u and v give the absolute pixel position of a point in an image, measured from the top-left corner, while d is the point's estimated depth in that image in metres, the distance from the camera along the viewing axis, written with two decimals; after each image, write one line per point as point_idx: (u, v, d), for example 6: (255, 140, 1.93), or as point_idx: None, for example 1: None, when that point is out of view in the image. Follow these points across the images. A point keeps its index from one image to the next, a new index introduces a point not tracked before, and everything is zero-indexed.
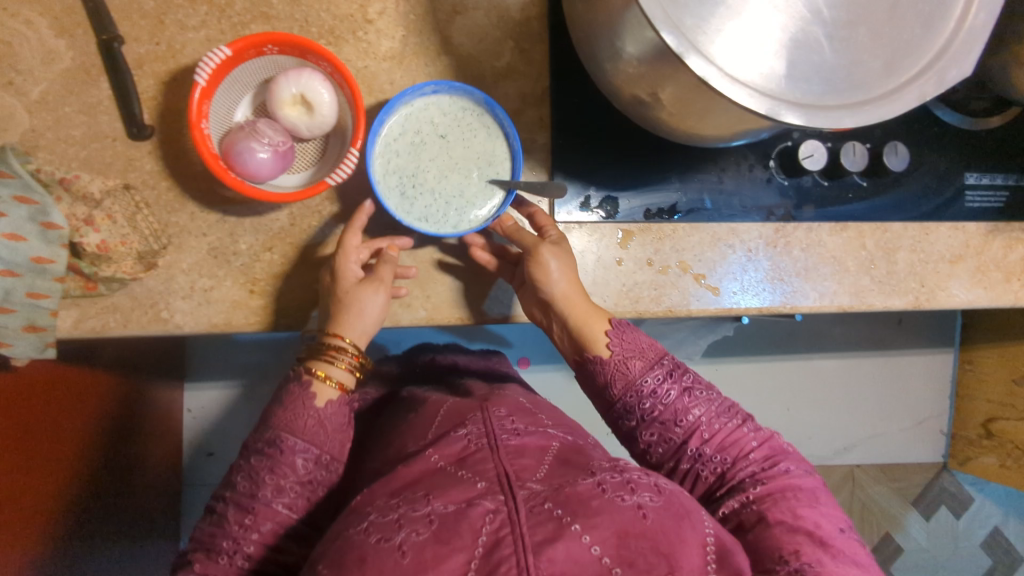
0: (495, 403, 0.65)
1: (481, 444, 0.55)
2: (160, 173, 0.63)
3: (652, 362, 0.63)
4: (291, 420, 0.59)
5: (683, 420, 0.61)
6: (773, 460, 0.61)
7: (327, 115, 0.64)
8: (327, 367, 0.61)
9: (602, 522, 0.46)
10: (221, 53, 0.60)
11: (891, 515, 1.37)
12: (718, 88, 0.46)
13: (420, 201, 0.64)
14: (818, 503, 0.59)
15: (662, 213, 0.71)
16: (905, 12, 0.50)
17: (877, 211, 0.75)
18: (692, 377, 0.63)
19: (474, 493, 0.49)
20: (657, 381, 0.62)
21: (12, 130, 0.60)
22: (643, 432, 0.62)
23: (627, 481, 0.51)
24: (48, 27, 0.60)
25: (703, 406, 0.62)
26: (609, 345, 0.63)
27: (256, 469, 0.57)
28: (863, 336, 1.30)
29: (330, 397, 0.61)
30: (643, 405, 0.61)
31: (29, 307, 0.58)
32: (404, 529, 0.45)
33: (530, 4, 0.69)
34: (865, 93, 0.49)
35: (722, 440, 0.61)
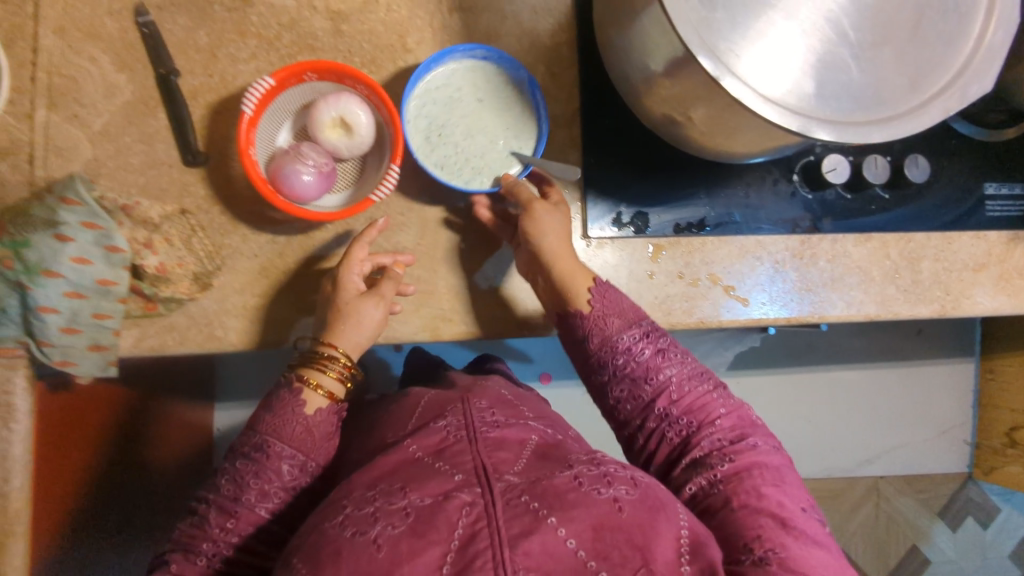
0: (475, 395, 0.64)
1: (459, 435, 0.55)
2: (213, 197, 0.65)
3: (631, 322, 0.64)
4: (278, 426, 0.59)
5: (655, 379, 0.62)
6: (740, 433, 0.62)
7: (366, 136, 0.64)
8: (319, 376, 0.62)
9: (578, 515, 0.47)
10: (264, 83, 0.60)
11: (918, 527, 1.38)
12: (752, 108, 0.49)
13: (441, 149, 0.67)
14: (783, 482, 0.59)
15: (691, 227, 0.74)
16: (927, 32, 0.52)
17: (900, 222, 0.78)
18: (669, 340, 0.65)
19: (451, 485, 0.49)
20: (633, 340, 0.63)
21: (76, 160, 0.63)
22: (614, 388, 0.64)
23: (603, 474, 0.51)
24: (110, 63, 0.64)
25: (677, 368, 0.63)
26: (590, 300, 0.64)
27: (242, 474, 0.58)
28: (885, 346, 1.31)
29: (319, 405, 0.61)
30: (616, 360, 0.63)
31: (95, 328, 0.62)
32: (379, 523, 0.45)
33: (559, 31, 0.72)
34: (892, 109, 0.51)
35: (690, 403, 0.62)
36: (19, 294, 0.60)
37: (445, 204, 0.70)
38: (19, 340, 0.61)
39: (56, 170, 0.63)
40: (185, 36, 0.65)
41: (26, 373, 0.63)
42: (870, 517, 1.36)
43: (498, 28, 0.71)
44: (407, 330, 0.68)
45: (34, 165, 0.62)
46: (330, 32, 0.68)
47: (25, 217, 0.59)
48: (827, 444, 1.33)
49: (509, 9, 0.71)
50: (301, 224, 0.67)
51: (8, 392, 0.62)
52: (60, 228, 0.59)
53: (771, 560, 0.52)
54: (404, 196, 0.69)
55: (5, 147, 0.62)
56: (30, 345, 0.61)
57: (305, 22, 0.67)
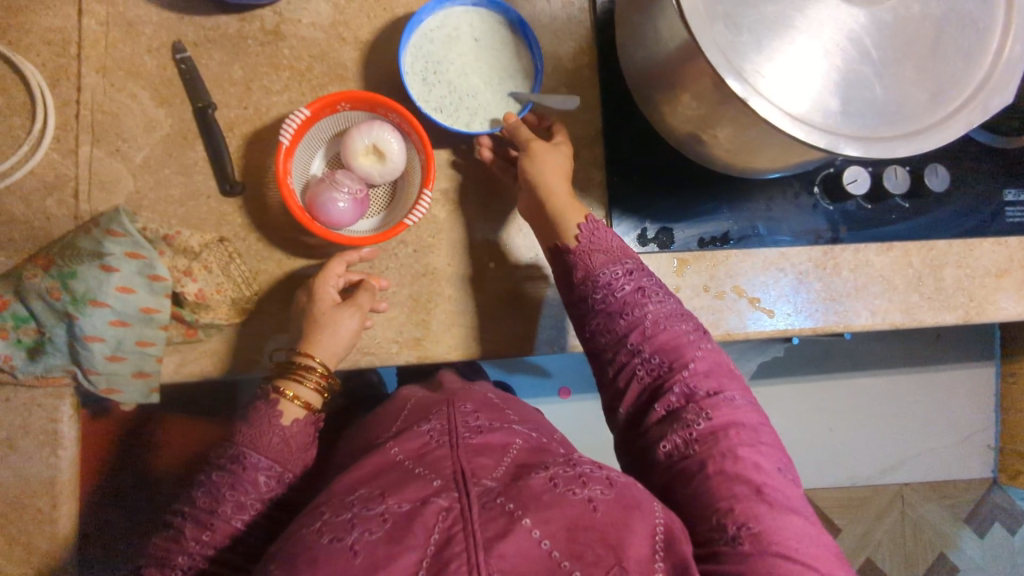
0: (462, 398, 0.64)
1: (441, 441, 0.54)
2: (250, 224, 0.67)
3: (616, 259, 0.64)
4: (256, 437, 0.58)
5: (631, 315, 0.62)
6: (718, 388, 0.60)
7: (398, 162, 0.66)
8: (295, 386, 0.62)
9: (552, 516, 0.46)
10: (301, 114, 0.62)
11: (944, 534, 1.38)
12: (781, 127, 0.50)
13: (437, 90, 0.68)
14: (758, 441, 0.58)
15: (715, 242, 0.75)
16: (947, 47, 0.54)
17: (920, 230, 0.78)
18: (652, 281, 0.64)
19: (429, 491, 0.48)
20: (614, 276, 0.63)
21: (118, 192, 0.65)
22: (592, 320, 0.64)
23: (579, 475, 0.51)
24: (150, 99, 0.66)
25: (655, 307, 0.62)
26: (577, 236, 0.65)
27: (218, 486, 0.56)
28: (905, 352, 1.31)
29: (296, 415, 0.61)
30: (595, 295, 0.63)
31: (138, 355, 0.63)
32: (357, 529, 0.44)
33: (581, 54, 0.74)
34: (916, 124, 0.53)
35: (664, 342, 0.61)
36: (66, 324, 0.61)
37: (474, 225, 0.71)
38: (66, 369, 0.63)
39: (99, 204, 0.65)
40: (220, 71, 0.68)
41: (72, 401, 0.64)
42: (895, 525, 1.35)
43: None
44: (440, 349, 0.69)
45: (79, 199, 0.64)
46: (359, 62, 0.70)
47: (71, 248, 0.61)
48: (850, 452, 1.32)
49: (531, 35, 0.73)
50: (335, 249, 0.68)
51: (56, 420, 0.64)
52: (105, 259, 0.61)
53: (743, 538, 0.51)
54: (434, 218, 0.70)
55: (51, 183, 0.64)
56: (77, 374, 0.63)
57: (336, 53, 0.70)
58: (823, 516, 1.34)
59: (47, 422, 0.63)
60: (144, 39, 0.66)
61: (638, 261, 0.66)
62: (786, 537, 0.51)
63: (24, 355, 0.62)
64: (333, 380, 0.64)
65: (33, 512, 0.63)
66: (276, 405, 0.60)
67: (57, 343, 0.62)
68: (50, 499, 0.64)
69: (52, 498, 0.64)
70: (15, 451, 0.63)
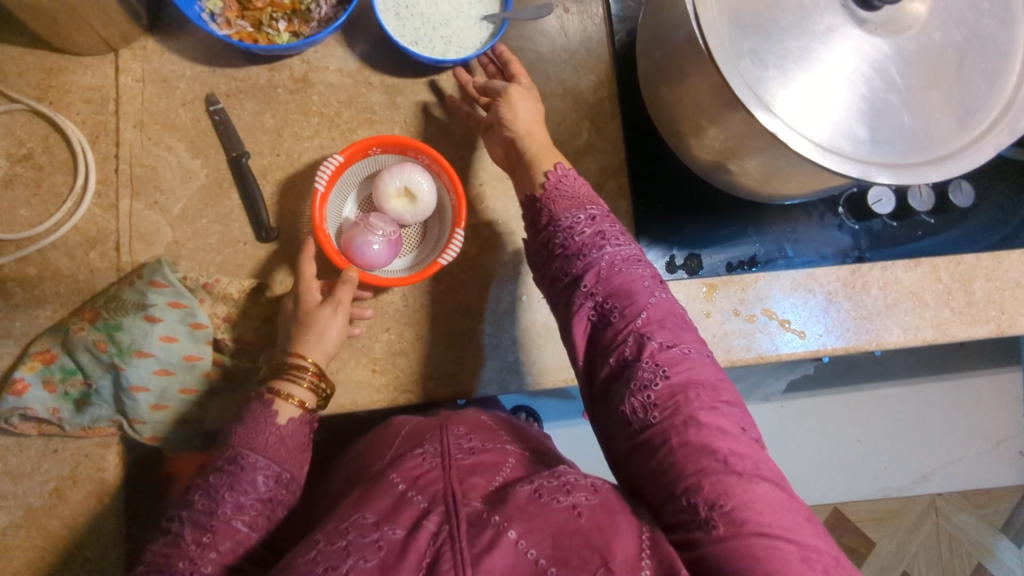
0: (455, 421, 0.59)
1: (433, 463, 0.50)
2: (286, 268, 0.68)
3: (578, 204, 0.60)
4: (251, 435, 0.54)
5: (587, 258, 0.57)
6: (677, 340, 0.53)
7: (429, 203, 0.67)
8: (290, 386, 0.59)
9: (538, 524, 0.43)
10: (335, 160, 0.65)
11: (982, 544, 1.35)
12: (812, 158, 0.51)
13: (411, 23, 0.70)
14: (721, 400, 0.51)
15: (742, 265, 0.75)
16: (971, 71, 0.54)
17: (947, 245, 0.78)
18: (615, 228, 0.59)
19: (419, 512, 0.45)
20: (573, 219, 0.58)
21: (158, 243, 0.67)
22: (552, 267, 0.59)
23: (564, 483, 0.48)
24: (186, 151, 0.68)
25: (614, 251, 0.57)
26: (543, 184, 0.61)
27: (217, 486, 0.51)
28: (933, 362, 1.29)
29: (291, 415, 0.57)
30: (554, 240, 0.59)
31: (181, 402, 0.65)
32: (351, 557, 0.41)
33: (601, 86, 0.76)
34: (945, 149, 0.53)
35: (619, 287, 0.55)
36: (111, 376, 0.63)
37: (505, 259, 0.72)
38: (112, 420, 0.64)
39: (140, 255, 0.66)
40: (253, 120, 0.70)
41: (118, 449, 0.65)
42: (931, 536, 1.33)
43: (542, 89, 0.74)
44: (476, 384, 0.69)
45: (121, 251, 0.66)
46: (387, 105, 0.72)
47: (115, 301, 0.62)
48: (883, 464, 1.30)
49: (552, 70, 0.75)
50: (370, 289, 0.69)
51: (102, 469, 0.64)
52: (149, 309, 0.62)
53: (715, 518, 0.46)
54: (464, 255, 0.71)
55: (94, 237, 0.66)
56: (124, 425, 0.64)
57: (364, 97, 0.72)
58: (858, 530, 1.32)
59: (94, 472, 0.64)
60: (179, 92, 0.69)
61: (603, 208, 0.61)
62: (756, 512, 0.45)
63: (71, 407, 0.63)
64: (330, 387, 0.61)
65: (83, 562, 0.64)
66: (270, 404, 0.57)
67: (106, 395, 0.63)
68: (99, 550, 0.64)
69: (101, 548, 0.64)
70: (63, 501, 0.63)
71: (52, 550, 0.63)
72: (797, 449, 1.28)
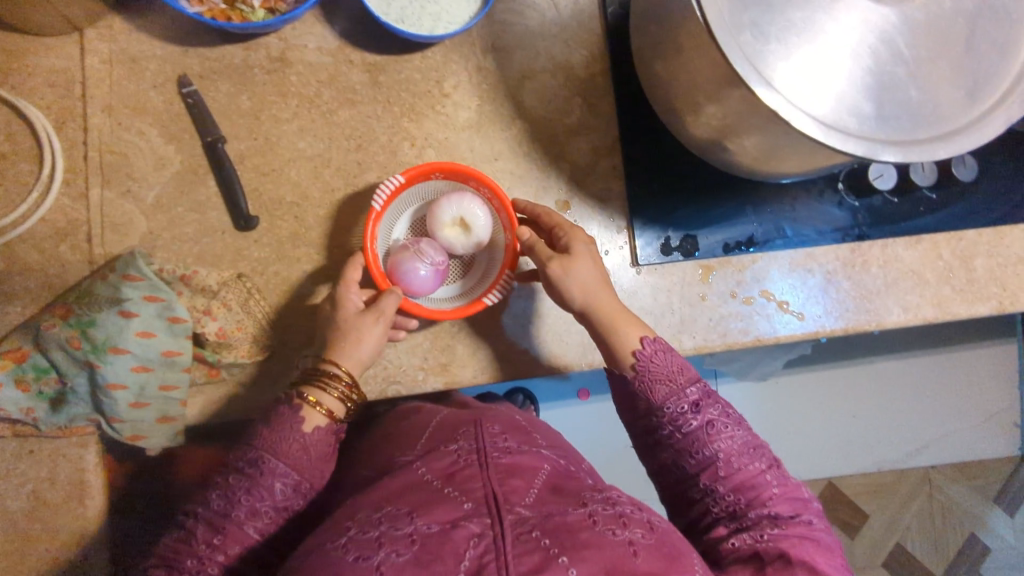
0: (489, 419, 0.64)
1: (469, 460, 0.54)
2: (268, 258, 0.66)
3: (679, 389, 0.60)
4: (276, 438, 0.55)
5: (700, 453, 0.58)
6: (795, 511, 0.57)
7: (483, 236, 0.66)
8: (319, 394, 0.57)
9: (590, 555, 0.45)
10: (395, 180, 0.63)
11: (975, 514, 1.34)
12: (815, 137, 0.49)
13: (397, 3, 0.67)
14: (834, 555, 0.56)
15: (740, 246, 0.73)
16: (981, 42, 0.51)
17: (950, 222, 0.76)
18: (719, 409, 0.60)
19: (460, 514, 0.48)
20: (679, 411, 0.59)
21: (132, 234, 0.64)
22: (662, 455, 0.60)
23: (619, 516, 0.50)
24: (159, 136, 0.65)
25: (727, 443, 0.58)
26: (633, 365, 0.61)
27: (234, 491, 0.53)
28: (930, 336, 1.27)
29: (318, 423, 0.57)
30: (662, 431, 0.59)
31: (163, 400, 0.63)
32: (383, 549, 0.45)
33: (593, 61, 0.72)
34: (953, 124, 0.51)
35: (739, 479, 0.58)
36: (88, 373, 0.60)
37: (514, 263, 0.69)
38: (90, 418, 0.62)
39: (113, 247, 0.63)
40: (229, 103, 0.66)
41: (97, 449, 0.63)
42: (925, 506, 1.32)
43: (532, 65, 0.71)
44: (467, 372, 0.68)
45: (93, 242, 0.63)
46: (368, 84, 0.69)
47: (88, 296, 0.60)
48: (878, 439, 1.30)
49: (542, 44, 0.71)
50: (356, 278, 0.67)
51: (83, 470, 0.62)
52: (123, 304, 0.60)
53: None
54: None
55: (63, 229, 0.63)
56: (103, 423, 0.62)
57: (344, 77, 0.68)
58: (853, 503, 1.31)
59: (75, 472, 0.62)
60: (149, 74, 0.65)
61: (701, 382, 0.61)
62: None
63: (47, 407, 0.61)
64: (362, 393, 0.60)
65: (66, 565, 0.63)
66: (297, 410, 0.56)
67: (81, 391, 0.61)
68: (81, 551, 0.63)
69: (83, 549, 0.63)
70: (44, 503, 0.62)
71: (31, 551, 0.62)
72: (793, 426, 1.27)
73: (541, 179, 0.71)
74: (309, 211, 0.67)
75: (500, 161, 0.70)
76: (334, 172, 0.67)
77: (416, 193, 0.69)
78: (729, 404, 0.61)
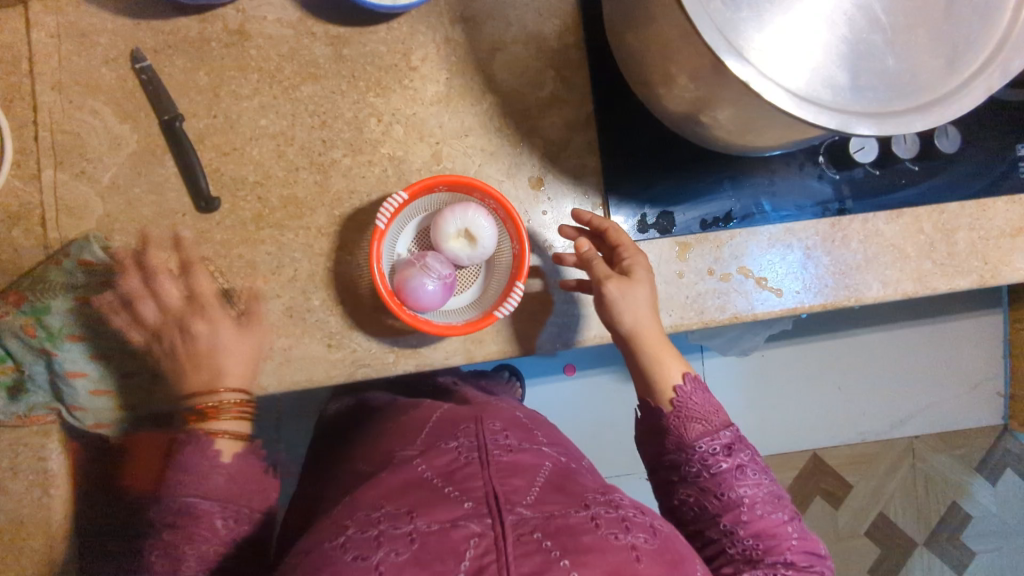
0: (490, 416, 0.66)
1: (470, 457, 0.56)
2: (231, 241, 0.64)
3: (713, 430, 0.62)
4: (197, 482, 0.59)
5: (726, 495, 0.61)
6: (807, 558, 0.61)
7: (489, 246, 0.65)
8: (211, 425, 0.62)
9: (592, 559, 0.46)
10: (399, 198, 0.62)
11: (957, 484, 1.34)
12: (787, 109, 0.47)
13: None
14: None
15: (718, 222, 0.71)
16: (961, 7, 0.49)
17: (932, 194, 0.74)
18: (748, 455, 0.63)
19: (460, 513, 0.49)
20: (712, 451, 0.61)
21: (87, 217, 0.62)
22: (684, 492, 0.63)
23: (621, 519, 0.52)
24: (112, 114, 0.62)
25: (753, 489, 0.62)
26: (672, 400, 0.63)
27: (175, 542, 0.57)
28: (913, 307, 1.27)
29: (233, 449, 0.62)
30: (691, 469, 0.61)
31: (122, 387, 0.62)
32: (382, 549, 0.46)
33: (567, 31, 0.70)
34: (931, 94, 0.49)
35: (759, 526, 0.61)
36: (44, 362, 0.61)
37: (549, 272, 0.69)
38: (48, 407, 0.62)
39: (69, 231, 0.62)
40: (185, 79, 0.64)
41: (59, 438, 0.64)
42: (907, 478, 1.33)
43: (503, 36, 0.69)
44: (439, 355, 0.66)
45: (47, 227, 0.61)
46: (332, 58, 0.66)
47: (42, 282, 0.60)
48: (862, 412, 1.30)
49: (513, 14, 0.69)
50: (323, 260, 0.65)
51: (43, 458, 0.62)
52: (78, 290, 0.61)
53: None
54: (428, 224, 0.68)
55: (16, 213, 0.61)
56: (65, 409, 0.63)
57: (307, 50, 0.66)
58: (836, 474, 1.31)
59: (35, 461, 0.62)
60: (100, 49, 0.62)
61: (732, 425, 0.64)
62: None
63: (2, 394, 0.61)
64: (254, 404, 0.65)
65: (33, 554, 0.62)
66: (203, 444, 0.60)
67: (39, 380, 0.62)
68: (46, 539, 0.63)
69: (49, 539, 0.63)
70: (5, 492, 0.61)
71: None
72: (777, 399, 1.28)
73: (514, 155, 0.69)
74: (272, 191, 0.65)
75: (471, 137, 0.68)
76: (298, 150, 0.65)
77: (384, 171, 0.66)
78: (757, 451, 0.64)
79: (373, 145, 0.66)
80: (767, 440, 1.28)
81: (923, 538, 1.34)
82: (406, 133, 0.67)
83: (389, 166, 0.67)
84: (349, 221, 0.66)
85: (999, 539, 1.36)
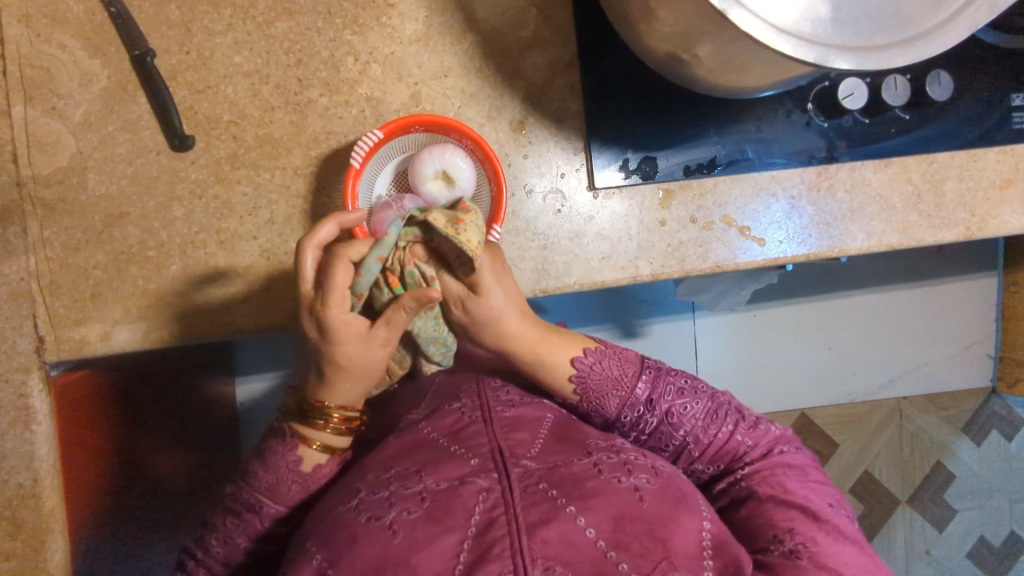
0: (491, 375, 0.68)
1: (474, 417, 0.56)
2: (206, 181, 0.63)
3: (625, 395, 0.62)
4: (271, 487, 0.57)
5: (671, 443, 0.62)
6: (767, 455, 0.63)
7: (467, 191, 0.65)
8: (317, 433, 0.58)
9: (597, 504, 0.46)
10: (374, 136, 0.62)
11: (942, 443, 1.35)
12: (765, 41, 0.45)
13: None
14: (807, 478, 0.62)
15: (702, 169, 0.70)
16: None
17: (922, 143, 0.73)
18: (672, 393, 0.62)
19: (467, 470, 0.49)
20: (635, 415, 0.61)
21: (60, 154, 0.61)
22: None
23: (623, 463, 0.51)
24: (82, 49, 0.61)
25: (689, 426, 0.62)
26: (573, 390, 0.63)
27: (230, 533, 0.58)
28: (906, 266, 1.26)
29: (318, 461, 0.58)
30: (627, 438, 0.63)
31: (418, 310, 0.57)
32: (395, 508, 0.45)
33: None
34: (914, 28, 0.48)
35: (712, 451, 0.62)
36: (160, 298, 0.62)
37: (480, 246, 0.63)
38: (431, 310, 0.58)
39: (41, 168, 0.61)
40: (156, 13, 0.62)
41: (42, 375, 0.62)
42: (894, 438, 1.34)
43: None
44: None
45: (19, 162, 0.61)
46: None
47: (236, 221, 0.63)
48: (851, 370, 1.30)
49: None
50: (300, 202, 0.64)
51: (25, 395, 0.61)
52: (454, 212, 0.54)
53: (801, 555, 0.53)
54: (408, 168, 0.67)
55: None
56: (46, 346, 0.62)
57: None
58: (823, 433, 1.32)
59: (18, 398, 0.61)
60: None
61: (647, 373, 0.63)
62: (846, 563, 0.53)
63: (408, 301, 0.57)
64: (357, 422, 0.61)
65: (15, 488, 0.61)
66: (291, 450, 0.58)
67: (3, 327, 0.61)
68: (29, 474, 0.61)
69: (32, 473, 0.61)
70: None
71: None
72: (768, 357, 1.28)
73: (494, 98, 0.68)
74: (247, 131, 0.64)
75: (451, 78, 0.67)
76: (272, 89, 0.64)
77: (362, 112, 0.65)
78: (683, 380, 0.64)
79: (350, 85, 0.65)
80: (757, 399, 1.29)
81: (906, 496, 1.35)
82: (384, 72, 0.66)
83: (367, 107, 0.66)
84: (325, 163, 0.65)
85: (982, 498, 1.37)
